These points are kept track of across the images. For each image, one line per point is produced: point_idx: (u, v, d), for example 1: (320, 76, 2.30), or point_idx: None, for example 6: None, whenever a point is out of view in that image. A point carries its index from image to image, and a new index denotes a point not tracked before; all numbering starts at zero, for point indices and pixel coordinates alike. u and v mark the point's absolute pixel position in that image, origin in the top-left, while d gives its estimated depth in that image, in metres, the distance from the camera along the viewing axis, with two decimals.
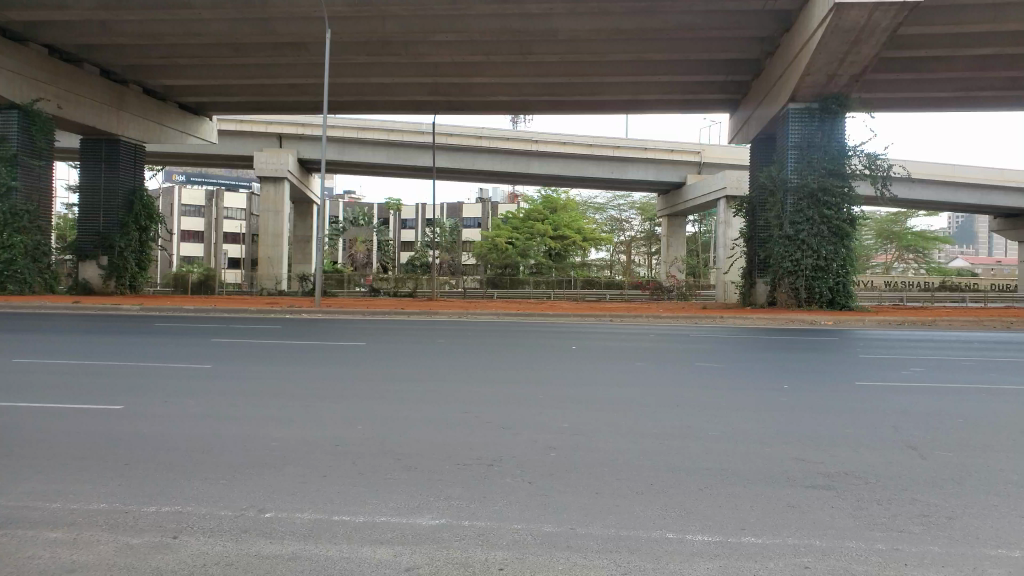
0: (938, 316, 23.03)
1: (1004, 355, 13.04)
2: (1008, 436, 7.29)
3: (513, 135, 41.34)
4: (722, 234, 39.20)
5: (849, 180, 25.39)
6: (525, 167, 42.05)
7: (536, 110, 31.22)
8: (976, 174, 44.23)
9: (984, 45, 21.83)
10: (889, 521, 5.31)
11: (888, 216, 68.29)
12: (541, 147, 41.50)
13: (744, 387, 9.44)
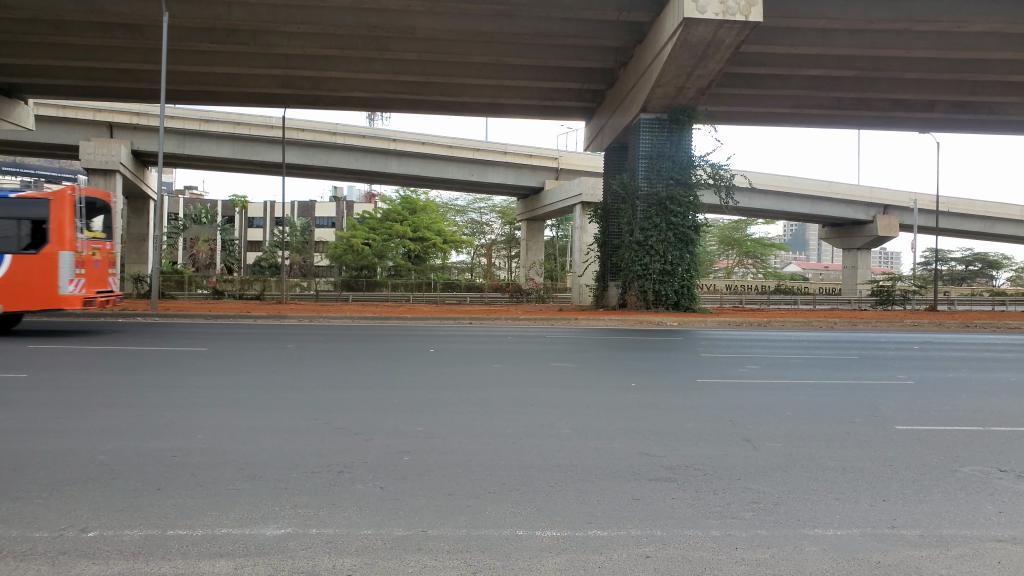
0: (772, 317, 24.83)
1: (824, 354, 14.20)
2: (828, 426, 7.95)
3: (370, 133, 40.57)
4: (579, 239, 40.35)
5: (694, 189, 26.90)
6: (383, 165, 41.60)
7: (392, 108, 30.92)
8: (806, 185, 48.01)
9: (813, 67, 23.77)
10: (722, 509, 5.63)
11: (730, 224, 73.01)
12: (399, 146, 41.13)
13: (597, 387, 9.73)
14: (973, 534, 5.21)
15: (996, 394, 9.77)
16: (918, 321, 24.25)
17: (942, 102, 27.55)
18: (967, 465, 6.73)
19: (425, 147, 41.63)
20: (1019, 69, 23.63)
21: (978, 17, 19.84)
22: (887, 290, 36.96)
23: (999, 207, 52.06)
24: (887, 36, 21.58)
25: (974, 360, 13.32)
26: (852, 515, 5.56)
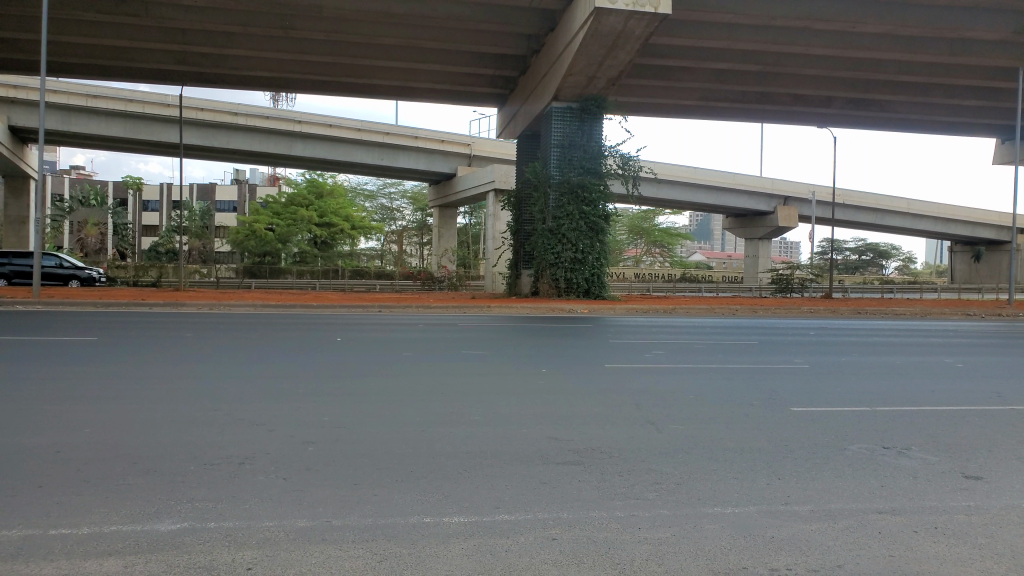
0: (679, 304, 25.57)
1: (721, 338, 14.69)
2: (728, 408, 8.24)
3: (274, 114, 39.37)
4: (491, 226, 40.35)
5: (604, 179, 27.34)
6: (288, 148, 40.48)
7: (296, 89, 30.08)
8: (712, 177, 49.55)
9: (719, 61, 24.50)
10: (628, 490, 5.76)
11: (639, 213, 74.94)
12: (306, 128, 39.93)
13: (508, 374, 9.76)
14: (858, 507, 5.52)
15: (881, 375, 10.37)
16: (815, 307, 25.45)
17: (838, 98, 28.90)
18: (855, 443, 7.09)
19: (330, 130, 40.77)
20: (907, 69, 25.04)
21: (872, 18, 20.86)
22: (785, 279, 38.95)
23: (888, 200, 55.16)
24: (788, 33, 22.47)
25: (861, 345, 14.08)
26: (750, 493, 5.79)
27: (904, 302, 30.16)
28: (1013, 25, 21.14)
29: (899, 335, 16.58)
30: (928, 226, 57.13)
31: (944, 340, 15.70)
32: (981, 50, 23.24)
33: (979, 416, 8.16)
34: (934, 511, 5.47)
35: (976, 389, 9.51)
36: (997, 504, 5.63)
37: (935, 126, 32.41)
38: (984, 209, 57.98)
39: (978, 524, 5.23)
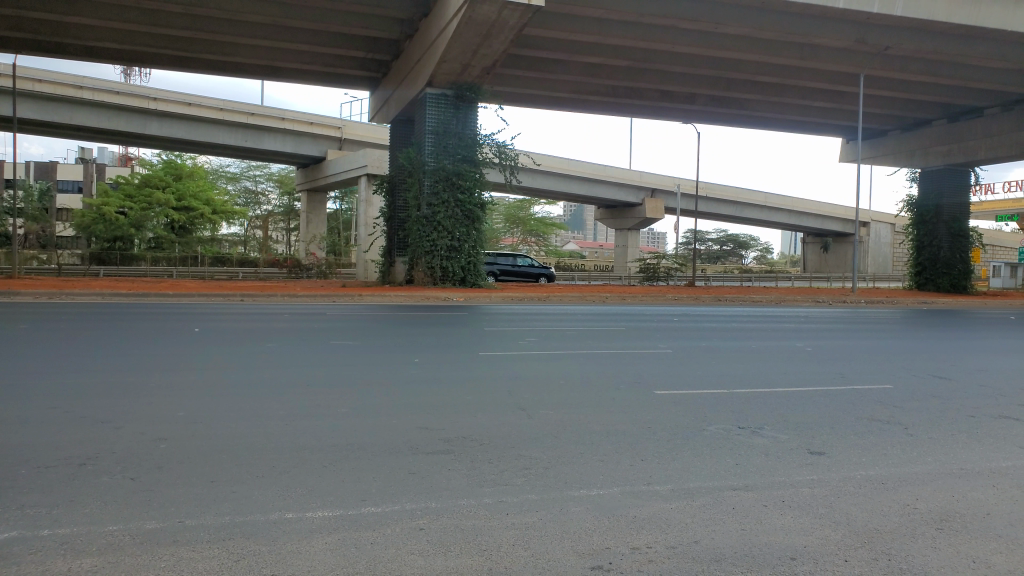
0: (553, 292, 26.06)
1: (589, 326, 15.01)
2: (594, 392, 8.48)
3: (124, 90, 37.02)
4: (363, 212, 39.62)
5: (480, 167, 27.43)
6: (141, 126, 38.05)
7: (150, 63, 28.26)
8: (584, 168, 50.73)
9: (590, 54, 25.05)
10: (496, 477, 5.79)
11: (515, 202, 76.10)
12: (160, 106, 37.86)
13: (380, 363, 9.58)
14: (714, 485, 5.79)
15: (739, 359, 10.98)
16: (680, 295, 26.60)
17: (701, 96, 30.25)
18: (713, 424, 7.46)
19: (189, 108, 38.73)
20: (763, 71, 26.51)
21: (733, 21, 21.92)
22: (653, 268, 40.59)
23: (746, 194, 58.49)
24: (658, 31, 23.23)
25: (714, 330, 14.89)
26: (615, 474, 5.96)
27: (762, 291, 31.98)
28: (856, 35, 22.81)
29: (751, 321, 17.55)
30: (782, 219, 61.09)
31: (791, 325, 16.77)
32: (828, 56, 24.94)
33: (824, 396, 8.78)
34: (782, 486, 5.83)
35: (820, 371, 10.29)
36: (835, 476, 6.08)
37: (787, 126, 34.59)
38: (831, 204, 62.57)
39: (819, 495, 5.63)
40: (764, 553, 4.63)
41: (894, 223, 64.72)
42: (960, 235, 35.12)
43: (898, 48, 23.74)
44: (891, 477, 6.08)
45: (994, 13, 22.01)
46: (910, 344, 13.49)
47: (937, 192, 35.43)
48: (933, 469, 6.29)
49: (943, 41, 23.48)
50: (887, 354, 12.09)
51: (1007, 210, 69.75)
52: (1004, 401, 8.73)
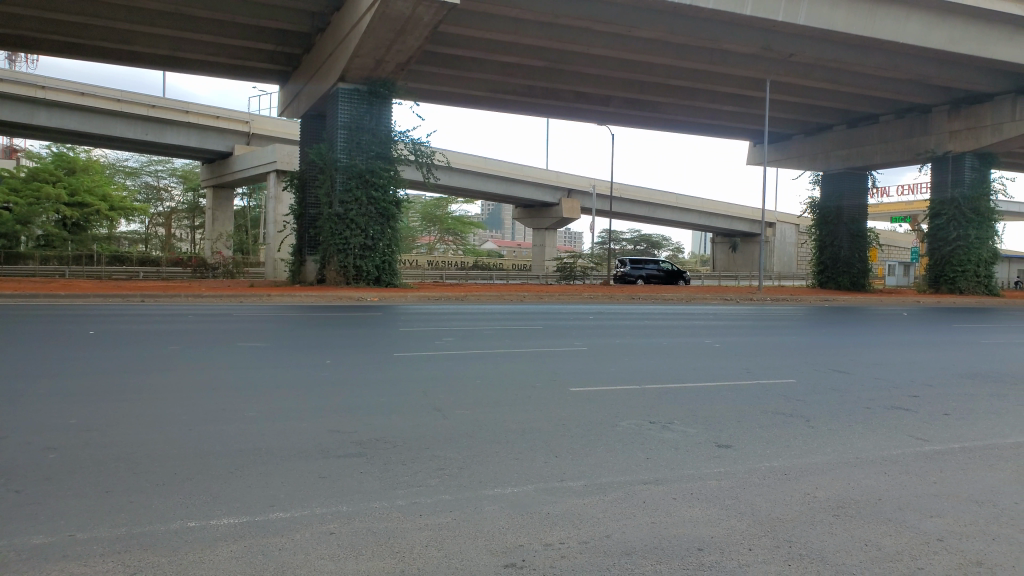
0: (470, 290, 26.03)
1: (502, 325, 15.04)
2: (510, 391, 8.50)
3: (9, 77, 34.91)
4: (273, 209, 38.73)
5: (395, 164, 27.15)
6: (28, 117, 36.02)
7: (40, 49, 26.71)
8: (501, 167, 50.91)
9: (506, 54, 25.13)
10: (409, 478, 5.72)
11: (432, 201, 75.60)
12: (50, 95, 35.86)
13: (290, 365, 9.32)
14: (626, 479, 5.89)
15: (652, 356, 11.19)
16: (594, 294, 27.03)
17: (615, 98, 30.81)
18: (625, 419, 7.60)
19: (83, 98, 36.79)
20: (674, 74, 27.20)
21: (646, 25, 22.36)
22: (569, 268, 41.23)
23: (658, 195, 59.99)
24: (573, 33, 23.49)
25: (623, 328, 15.17)
26: (529, 472, 5.98)
27: (675, 288, 32.67)
28: (762, 41, 23.69)
29: (661, 319, 17.99)
30: (693, 219, 62.93)
31: (698, 322, 17.29)
32: (734, 61, 25.82)
33: (733, 390, 9.06)
34: (691, 479, 5.98)
35: (727, 366, 10.63)
36: (741, 468, 6.27)
37: (697, 128, 35.59)
38: (739, 206, 64.87)
39: (726, 487, 5.80)
40: (672, 545, 4.72)
41: (798, 223, 67.64)
42: (859, 235, 36.96)
43: (801, 56, 24.79)
44: (792, 467, 6.33)
45: (889, 24, 23.26)
46: (807, 339, 14.12)
47: (837, 195, 37.12)
48: (832, 459, 6.58)
49: (842, 51, 24.67)
50: (786, 349, 12.60)
51: (901, 212, 74.05)
52: (894, 392, 9.24)
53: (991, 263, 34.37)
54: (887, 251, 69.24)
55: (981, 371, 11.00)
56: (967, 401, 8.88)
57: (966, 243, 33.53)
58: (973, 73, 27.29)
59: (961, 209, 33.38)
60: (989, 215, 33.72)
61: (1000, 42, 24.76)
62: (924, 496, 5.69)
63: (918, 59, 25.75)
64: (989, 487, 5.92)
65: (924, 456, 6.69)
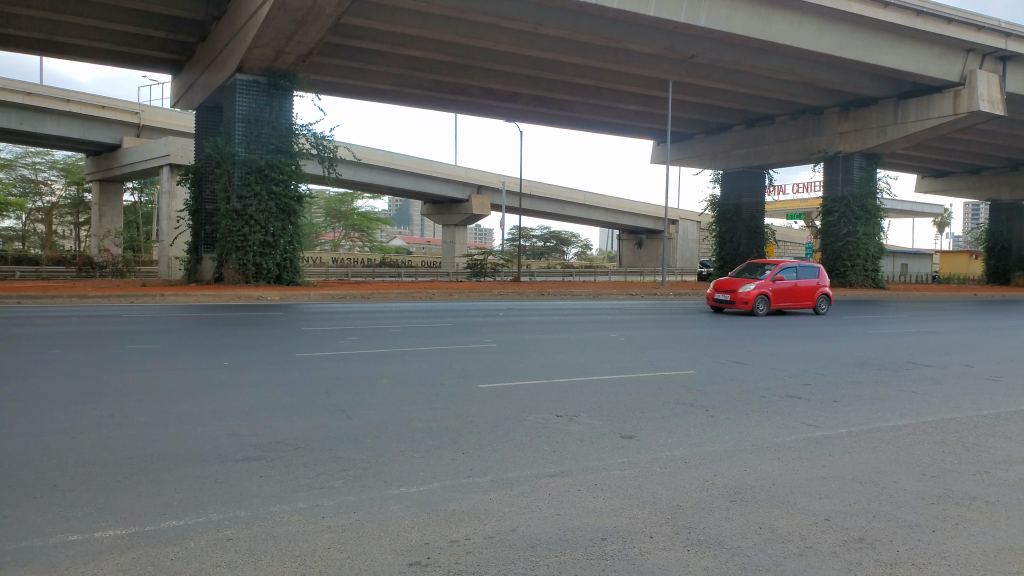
0: (376, 289, 25.69)
1: (402, 323, 14.90)
2: (417, 390, 8.41)
3: None
4: (166, 205, 37.22)
5: (296, 158, 26.55)
6: None
7: None
8: (409, 162, 50.42)
9: (412, 48, 24.90)
10: (311, 480, 5.58)
11: (337, 197, 74.14)
12: None
13: (182, 368, 8.92)
14: (531, 473, 5.93)
15: (560, 351, 11.33)
16: (504, 291, 27.20)
17: (523, 95, 31.03)
18: (532, 413, 7.65)
19: None
20: (580, 72, 27.62)
21: (552, 24, 22.56)
22: (479, 264, 41.38)
23: (566, 192, 60.76)
24: (480, 29, 23.48)
25: (524, 323, 15.30)
26: (435, 470, 5.94)
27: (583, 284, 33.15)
28: (663, 41, 24.34)
29: (562, 314, 18.23)
30: (600, 216, 64.12)
31: (598, 317, 17.61)
32: (638, 60, 26.43)
33: (635, 382, 9.27)
34: (595, 470, 6.08)
35: (630, 358, 10.86)
36: (643, 458, 6.42)
37: (603, 126, 36.28)
38: (644, 203, 66.50)
39: (628, 477, 5.91)
40: (576, 537, 4.77)
41: (700, 221, 69.94)
42: (756, 232, 38.62)
43: (702, 57, 25.62)
44: (692, 456, 6.52)
45: (783, 29, 24.33)
46: (705, 331, 14.63)
47: (737, 193, 38.65)
48: (729, 446, 6.82)
49: (740, 53, 25.63)
50: (682, 341, 12.99)
51: (794, 210, 77.64)
52: (789, 381, 9.68)
53: (877, 258, 36.54)
54: (784, 246, 72.60)
55: (865, 359, 11.68)
56: (853, 388, 9.41)
57: (856, 239, 35.56)
58: (860, 77, 28.87)
59: (851, 207, 35.31)
60: (875, 213, 35.91)
61: (884, 49, 26.30)
62: (814, 479, 5.98)
63: (810, 63, 27.04)
64: (871, 468, 6.28)
65: (814, 441, 7.03)
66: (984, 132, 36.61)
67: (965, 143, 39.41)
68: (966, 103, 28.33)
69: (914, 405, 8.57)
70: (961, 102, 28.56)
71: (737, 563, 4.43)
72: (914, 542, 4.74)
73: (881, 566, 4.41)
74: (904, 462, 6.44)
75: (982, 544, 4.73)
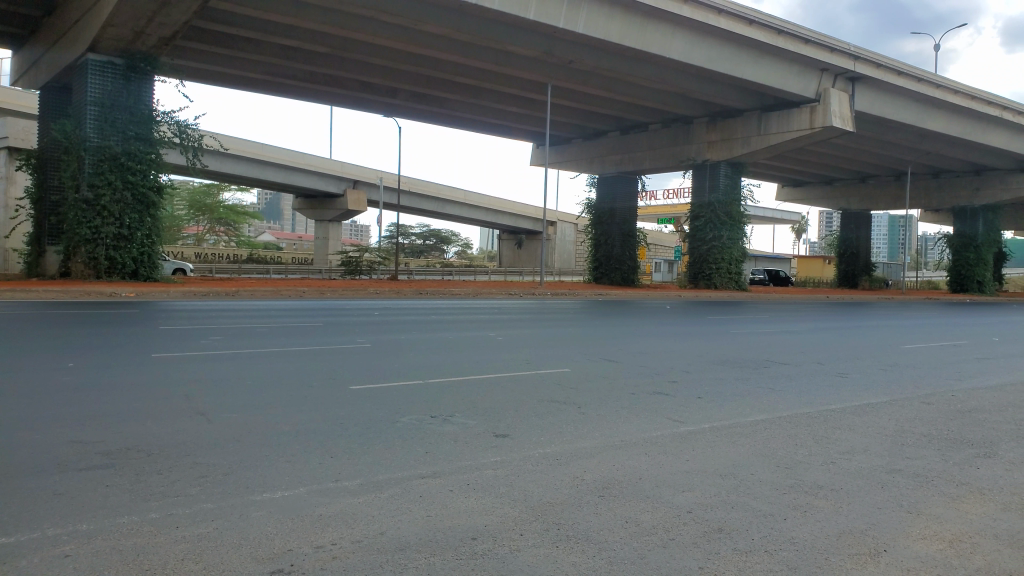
0: (243, 286, 24.64)
1: (265, 321, 14.35)
2: (286, 392, 8.08)
3: None
4: (3, 191, 34.34)
5: (156, 147, 25.14)
6: None
7: None
8: (280, 154, 48.75)
9: (287, 38, 24.09)
10: (165, 488, 5.23)
11: (201, 188, 70.71)
12: None
13: (20, 370, 8.18)
14: (403, 475, 5.81)
15: (434, 350, 11.27)
16: (380, 289, 26.77)
17: (402, 90, 30.67)
18: (406, 415, 7.53)
19: None
20: (459, 71, 27.59)
21: (432, 21, 22.35)
22: (355, 261, 40.66)
23: (446, 190, 60.70)
24: (358, 22, 22.99)
25: (395, 322, 15.07)
26: (303, 474, 5.71)
27: (459, 284, 33.24)
28: (540, 44, 24.70)
29: (434, 313, 18.14)
30: (480, 216, 64.49)
31: (466, 316, 17.62)
32: (516, 63, 26.70)
33: (510, 381, 9.31)
34: (468, 470, 6.04)
35: (506, 358, 10.92)
36: (515, 456, 6.45)
37: (481, 126, 36.45)
38: (522, 204, 67.41)
39: (500, 476, 5.92)
40: (446, 537, 4.71)
41: (577, 223, 71.68)
42: (629, 235, 39.94)
43: (580, 63, 26.22)
44: (563, 453, 6.63)
45: (657, 39, 25.28)
46: (573, 331, 14.96)
47: (612, 197, 39.89)
48: (599, 443, 6.97)
49: (615, 60, 26.40)
50: (553, 340, 13.18)
51: (665, 214, 80.98)
52: (656, 378, 10.07)
53: (740, 262, 38.68)
54: (655, 249, 75.53)
55: (727, 357, 12.27)
56: (715, 385, 9.88)
57: (721, 243, 37.58)
58: (726, 90, 30.44)
59: (716, 213, 37.19)
60: (739, 218, 37.95)
61: (749, 64, 27.84)
62: (678, 472, 6.20)
63: (680, 74, 28.25)
64: (730, 460, 6.60)
65: (679, 436, 7.30)
66: (836, 146, 39.46)
67: (819, 156, 42.36)
68: (821, 118, 30.43)
69: (770, 401, 9.10)
70: (816, 117, 30.63)
71: (605, 557, 4.51)
72: (767, 531, 4.99)
73: (737, 554, 4.61)
74: (760, 455, 6.80)
75: (827, 529, 5.04)
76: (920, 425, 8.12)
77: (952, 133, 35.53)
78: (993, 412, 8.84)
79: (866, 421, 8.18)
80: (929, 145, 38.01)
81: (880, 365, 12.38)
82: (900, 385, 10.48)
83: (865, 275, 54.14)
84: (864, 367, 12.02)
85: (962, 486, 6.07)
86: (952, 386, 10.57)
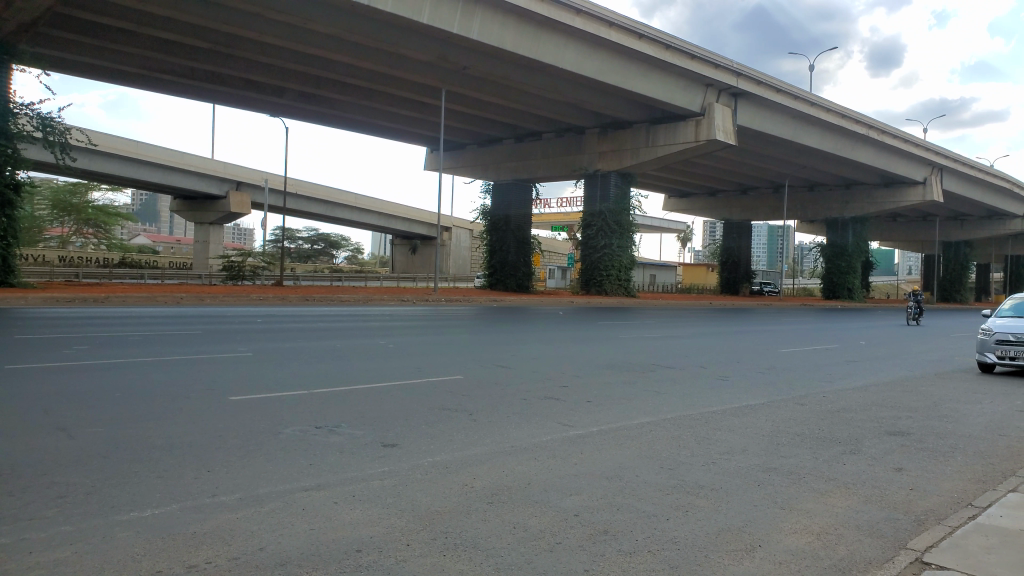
0: (110, 292, 23.23)
1: (127, 329, 13.54)
2: (160, 404, 7.64)
3: None
4: None
5: (14, 140, 23.35)
6: None
7: None
8: (156, 152, 46.32)
9: (166, 30, 22.99)
10: (17, 512, 4.81)
11: (66, 187, 66.16)
12: None
13: None
14: (285, 488, 5.59)
15: (320, 358, 10.97)
16: (264, 295, 25.85)
17: (290, 90, 29.85)
18: (289, 426, 7.25)
19: None
20: (350, 73, 27.12)
21: (321, 20, 21.87)
22: (237, 266, 39.13)
23: (336, 193, 59.50)
24: (244, 18, 22.22)
25: (276, 330, 14.58)
26: (176, 491, 5.40)
27: (347, 288, 32.59)
28: (432, 48, 24.61)
29: (315, 320, 17.66)
30: (372, 220, 63.57)
31: (349, 323, 17.23)
32: (409, 66, 26.50)
33: (401, 389, 9.17)
34: (354, 481, 5.88)
35: (396, 365, 10.78)
36: (404, 465, 6.33)
37: (373, 129, 35.97)
38: (415, 208, 66.93)
39: (388, 486, 5.79)
40: (329, 550, 4.56)
41: (471, 229, 71.82)
42: (524, 242, 40.35)
43: (473, 69, 26.31)
44: (453, 460, 6.57)
45: (550, 49, 25.71)
46: (461, 336, 14.92)
47: (507, 204, 40.19)
48: (489, 450, 6.95)
49: (508, 68, 26.64)
50: (442, 346, 13.10)
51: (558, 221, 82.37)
52: (547, 382, 10.17)
53: (629, 269, 39.83)
54: (549, 256, 76.63)
55: (615, 361, 12.57)
56: (603, 389, 10.06)
57: (611, 251, 38.54)
58: (617, 102, 31.29)
59: (607, 221, 38.10)
60: (629, 227, 39.02)
61: (637, 77, 28.75)
62: (565, 476, 6.26)
63: (572, 84, 28.83)
64: (616, 463, 6.73)
65: (568, 440, 7.39)
66: (719, 158, 41.26)
67: (704, 167, 44.18)
68: (706, 131, 31.76)
69: (654, 403, 9.36)
70: (702, 130, 31.94)
71: (492, 563, 4.49)
72: (651, 531, 5.11)
73: (622, 555, 4.69)
74: (645, 457, 6.96)
75: (707, 528, 5.20)
76: (794, 425, 8.54)
77: (824, 149, 37.86)
78: (859, 411, 9.41)
79: (744, 423, 8.54)
80: (804, 159, 40.36)
81: (758, 368, 12.98)
82: (775, 387, 11.02)
83: (746, 282, 56.88)
84: (742, 370, 12.56)
85: (829, 481, 6.43)
86: (822, 387, 11.19)
